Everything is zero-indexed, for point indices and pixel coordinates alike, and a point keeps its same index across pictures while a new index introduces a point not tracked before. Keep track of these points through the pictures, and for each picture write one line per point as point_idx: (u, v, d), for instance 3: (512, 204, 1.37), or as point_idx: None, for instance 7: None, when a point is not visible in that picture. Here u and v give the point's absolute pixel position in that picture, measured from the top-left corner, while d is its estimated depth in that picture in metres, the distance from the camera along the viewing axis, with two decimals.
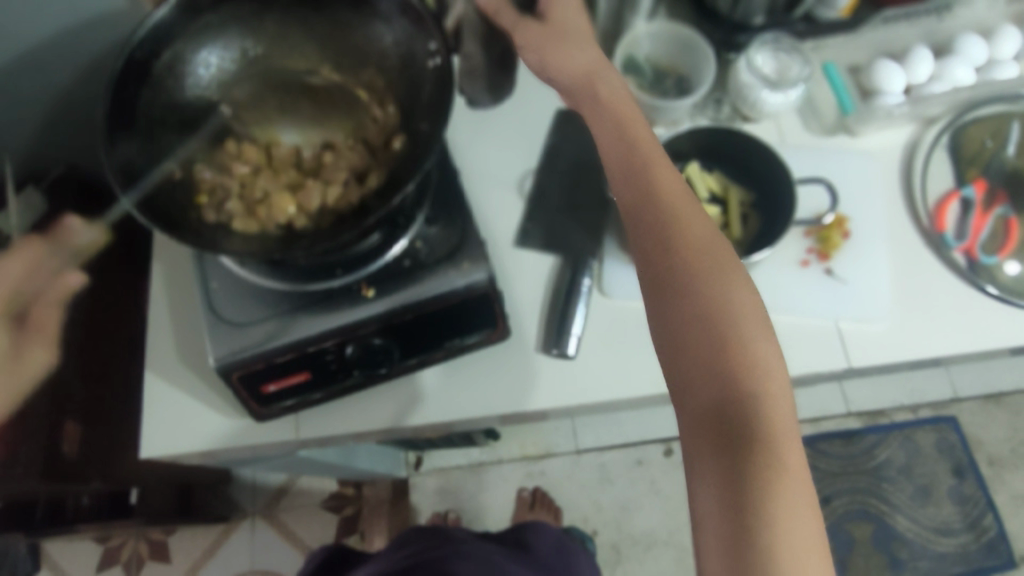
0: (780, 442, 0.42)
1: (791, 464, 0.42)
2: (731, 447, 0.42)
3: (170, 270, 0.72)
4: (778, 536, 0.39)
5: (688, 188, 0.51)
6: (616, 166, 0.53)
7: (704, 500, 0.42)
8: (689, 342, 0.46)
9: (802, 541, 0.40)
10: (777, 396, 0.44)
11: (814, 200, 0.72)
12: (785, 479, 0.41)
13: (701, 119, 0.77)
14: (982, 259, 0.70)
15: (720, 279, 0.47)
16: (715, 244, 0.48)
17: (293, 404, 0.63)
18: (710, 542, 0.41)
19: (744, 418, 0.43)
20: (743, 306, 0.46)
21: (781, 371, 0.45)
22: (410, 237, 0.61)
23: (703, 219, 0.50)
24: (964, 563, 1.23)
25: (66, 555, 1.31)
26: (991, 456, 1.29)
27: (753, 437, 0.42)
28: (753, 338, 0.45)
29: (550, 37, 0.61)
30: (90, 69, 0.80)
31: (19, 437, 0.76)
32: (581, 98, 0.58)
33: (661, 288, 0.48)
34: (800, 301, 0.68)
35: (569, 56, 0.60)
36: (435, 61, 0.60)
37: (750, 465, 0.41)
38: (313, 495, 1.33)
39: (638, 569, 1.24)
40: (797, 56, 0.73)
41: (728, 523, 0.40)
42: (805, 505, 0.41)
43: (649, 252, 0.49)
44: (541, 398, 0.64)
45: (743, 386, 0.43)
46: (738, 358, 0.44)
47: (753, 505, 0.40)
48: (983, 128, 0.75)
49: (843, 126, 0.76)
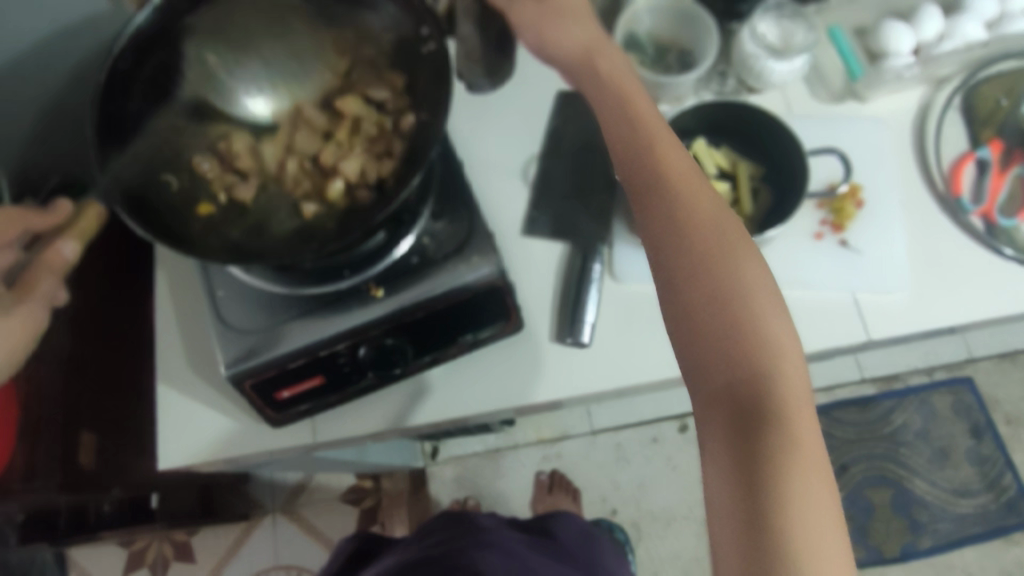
0: (794, 422, 0.41)
1: (807, 445, 0.40)
2: (746, 429, 0.41)
3: (173, 277, 0.71)
4: (794, 518, 0.38)
5: (698, 167, 0.50)
6: (620, 146, 0.51)
7: (717, 484, 0.40)
8: (699, 324, 0.44)
9: (820, 525, 0.38)
10: (792, 375, 0.42)
11: (826, 169, 0.70)
12: (802, 459, 0.39)
13: (705, 92, 0.75)
14: (1000, 222, 0.68)
15: (732, 259, 0.45)
16: (725, 220, 0.47)
17: (308, 408, 0.62)
18: (724, 526, 0.39)
19: (757, 397, 0.41)
20: (755, 283, 0.44)
21: (797, 353, 0.43)
22: (417, 233, 0.60)
23: (713, 194, 0.48)
24: (984, 523, 1.23)
25: (91, 561, 1.32)
26: (1009, 415, 1.29)
27: (767, 417, 0.41)
28: (764, 316, 0.44)
29: (543, 14, 0.59)
30: (75, 76, 0.78)
31: (34, 448, 0.76)
32: (579, 74, 0.57)
33: (668, 267, 0.46)
34: (815, 275, 0.66)
35: (567, 28, 0.58)
36: (429, 47, 0.60)
37: (764, 445, 0.40)
38: (332, 489, 1.34)
39: (660, 545, 1.25)
40: (801, 22, 0.70)
41: (741, 505, 0.39)
42: (822, 487, 0.39)
43: (655, 229, 0.47)
44: (558, 387, 0.64)
45: (755, 366, 0.42)
46: (749, 337, 0.43)
47: (766, 486, 0.39)
48: (997, 85, 0.73)
49: (851, 92, 0.74)
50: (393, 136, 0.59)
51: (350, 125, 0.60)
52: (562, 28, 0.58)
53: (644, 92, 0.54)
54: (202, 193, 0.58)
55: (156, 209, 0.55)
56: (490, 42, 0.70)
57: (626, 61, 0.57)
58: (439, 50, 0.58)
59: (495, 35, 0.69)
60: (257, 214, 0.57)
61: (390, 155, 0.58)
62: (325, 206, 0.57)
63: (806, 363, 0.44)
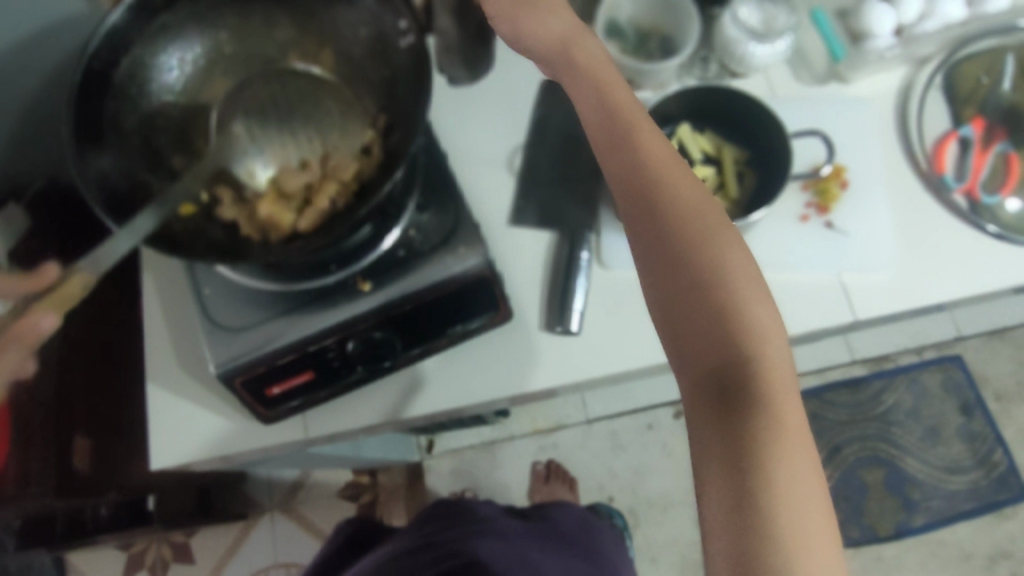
0: (779, 403, 0.41)
1: (791, 425, 0.40)
2: (732, 411, 0.41)
3: (160, 277, 0.70)
4: (779, 497, 0.38)
5: (676, 151, 0.49)
6: (597, 133, 0.51)
7: (704, 465, 0.40)
8: (683, 309, 0.44)
9: (805, 502, 0.38)
10: (776, 356, 0.42)
11: (810, 151, 0.71)
12: (785, 438, 0.40)
13: (688, 78, 0.75)
14: (982, 199, 0.68)
15: (713, 243, 0.44)
16: (705, 205, 0.46)
17: (300, 405, 0.62)
18: (711, 506, 0.39)
19: (741, 378, 0.41)
20: (737, 265, 0.44)
21: (780, 333, 0.43)
22: (403, 226, 0.59)
23: (691, 179, 0.48)
24: (977, 499, 1.25)
25: (90, 565, 1.32)
26: (998, 392, 1.30)
27: (752, 399, 0.41)
28: (748, 299, 0.43)
29: (520, 4, 0.58)
30: (53, 76, 0.77)
31: (27, 455, 0.76)
32: (556, 65, 0.56)
33: (651, 252, 0.46)
34: (801, 258, 0.67)
35: (542, 21, 0.57)
36: (406, 39, 0.59)
37: (748, 426, 0.40)
38: (329, 486, 1.34)
39: (657, 531, 1.26)
40: (782, 5, 0.71)
41: (728, 487, 0.39)
42: (807, 465, 0.39)
43: (634, 216, 0.47)
44: (549, 376, 0.64)
45: (740, 349, 0.42)
46: (733, 320, 0.42)
47: (751, 467, 0.39)
48: (977, 64, 0.74)
49: (834, 74, 0.75)
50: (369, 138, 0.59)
51: (325, 128, 0.60)
52: (538, 20, 0.57)
53: (620, 77, 0.54)
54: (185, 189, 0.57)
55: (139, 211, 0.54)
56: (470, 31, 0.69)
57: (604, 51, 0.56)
58: (419, 43, 0.58)
59: (474, 28, 0.69)
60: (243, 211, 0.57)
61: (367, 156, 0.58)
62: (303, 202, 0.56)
63: (790, 344, 0.43)
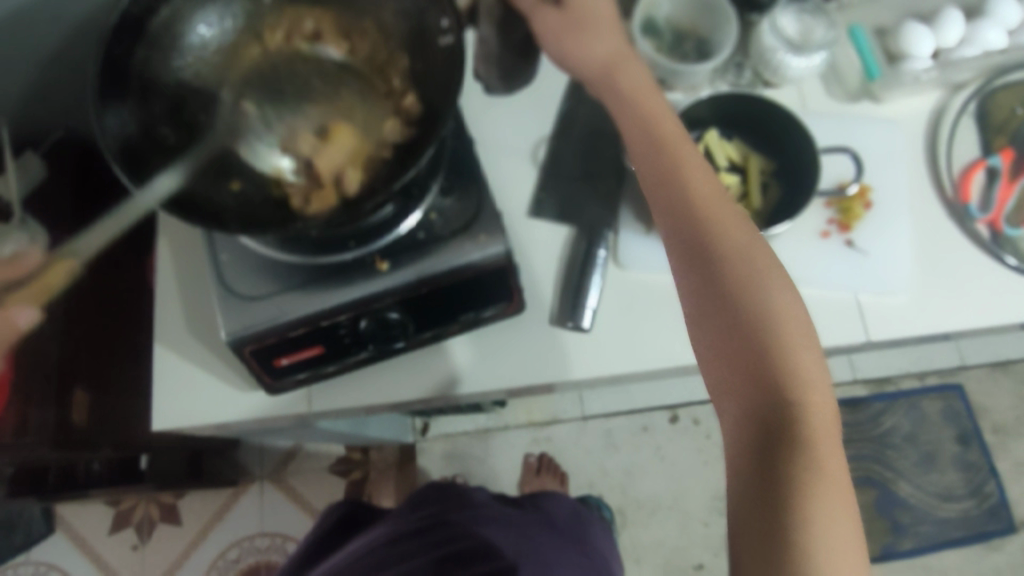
0: (815, 436, 0.41)
1: (829, 469, 0.40)
2: (769, 443, 0.41)
3: (174, 239, 0.70)
4: (816, 541, 0.38)
5: (715, 179, 0.49)
6: (637, 148, 0.52)
7: (742, 501, 0.41)
8: (720, 336, 0.44)
9: (839, 550, 0.38)
10: (812, 388, 0.42)
11: (837, 167, 0.70)
12: (824, 481, 0.39)
13: (721, 83, 0.74)
14: (1005, 231, 0.68)
15: (755, 272, 0.44)
16: (745, 233, 0.46)
17: (306, 377, 0.62)
18: (745, 540, 0.39)
19: (782, 416, 0.41)
20: (782, 298, 0.44)
21: (818, 367, 0.43)
22: (424, 209, 0.59)
23: (727, 208, 0.48)
24: (966, 528, 1.25)
25: (78, 517, 1.32)
26: (996, 424, 1.30)
27: (787, 434, 0.41)
28: (787, 329, 0.43)
29: (567, 26, 0.58)
30: (83, 27, 0.76)
31: (27, 407, 0.76)
32: (601, 90, 0.57)
33: (688, 278, 0.46)
34: (819, 274, 0.66)
35: (591, 44, 0.57)
36: (446, 38, 0.57)
37: (784, 460, 0.40)
38: (320, 459, 1.34)
39: (643, 532, 1.26)
40: (822, 19, 0.70)
41: (762, 518, 0.39)
42: (842, 510, 0.39)
43: (674, 240, 0.47)
44: (557, 371, 0.64)
45: (776, 382, 0.42)
46: (770, 350, 0.42)
47: (787, 500, 0.39)
48: (1014, 94, 0.73)
49: (867, 92, 0.74)
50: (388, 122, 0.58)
51: (347, 99, 0.61)
52: (582, 41, 0.57)
53: (658, 97, 0.55)
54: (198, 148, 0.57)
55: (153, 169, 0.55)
56: (513, 44, 0.71)
57: (647, 79, 0.56)
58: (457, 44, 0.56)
59: (518, 41, 0.71)
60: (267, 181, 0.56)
61: (388, 142, 0.57)
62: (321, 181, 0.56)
63: (830, 384, 0.43)
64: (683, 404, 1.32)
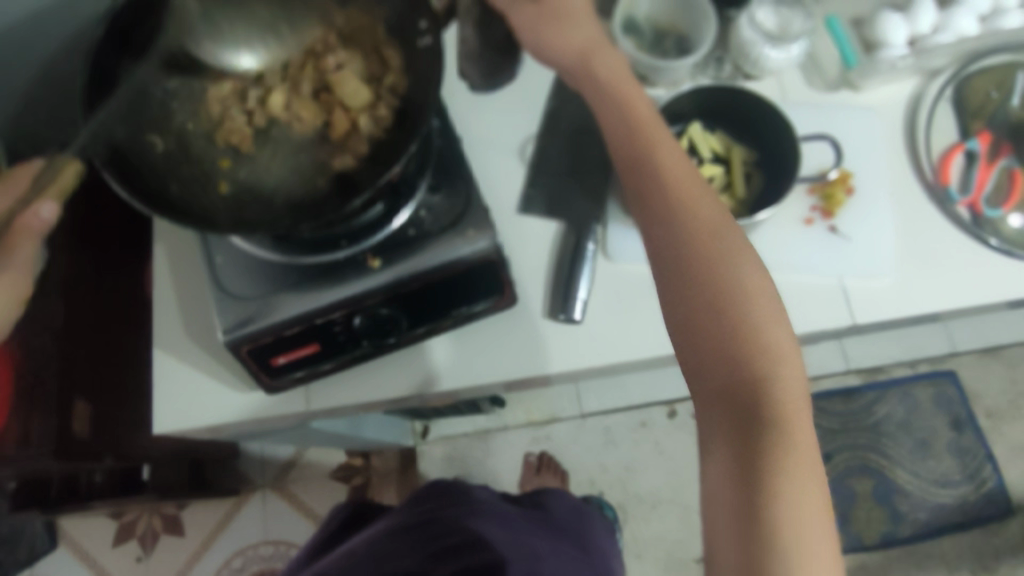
0: (789, 417, 0.42)
1: (799, 444, 0.41)
2: (746, 424, 0.42)
3: (172, 247, 0.71)
4: (788, 514, 0.39)
5: (690, 169, 0.50)
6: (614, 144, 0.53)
7: (719, 481, 0.41)
8: (700, 321, 0.45)
9: (811, 524, 0.39)
10: (787, 371, 0.43)
11: (818, 156, 0.72)
12: (794, 455, 0.41)
13: (702, 78, 0.76)
14: (985, 212, 0.69)
15: (731, 259, 0.45)
16: (723, 223, 0.47)
17: (303, 375, 0.63)
18: (722, 518, 0.40)
19: (755, 395, 0.42)
20: (751, 276, 0.45)
21: (793, 350, 0.44)
22: (414, 206, 0.60)
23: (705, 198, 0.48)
24: (964, 514, 1.26)
25: (82, 532, 1.33)
26: (989, 409, 1.31)
27: (763, 416, 0.42)
28: (761, 314, 0.44)
29: (543, 19, 0.59)
30: (74, 44, 0.79)
31: (31, 418, 0.76)
32: (577, 74, 0.58)
33: (666, 266, 0.47)
34: (803, 260, 0.68)
35: (565, 33, 0.58)
36: (425, 39, 0.59)
37: (760, 439, 0.41)
38: (321, 466, 1.35)
39: (644, 528, 1.27)
40: (799, 10, 0.72)
41: (739, 497, 0.40)
42: (814, 488, 0.40)
43: (654, 230, 0.48)
44: (549, 361, 0.65)
45: (753, 365, 0.43)
46: (743, 332, 0.43)
47: (763, 481, 0.40)
48: (988, 78, 0.74)
49: (846, 81, 0.76)
50: (362, 117, 0.59)
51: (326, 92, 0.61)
52: (561, 34, 0.58)
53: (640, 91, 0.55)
54: (184, 151, 0.58)
55: (141, 173, 0.55)
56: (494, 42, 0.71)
57: (623, 68, 0.57)
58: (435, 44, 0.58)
59: (500, 41, 0.72)
60: (240, 180, 0.58)
61: (365, 138, 0.58)
62: (299, 181, 0.57)
63: (804, 362, 0.44)
64: (680, 400, 1.32)
